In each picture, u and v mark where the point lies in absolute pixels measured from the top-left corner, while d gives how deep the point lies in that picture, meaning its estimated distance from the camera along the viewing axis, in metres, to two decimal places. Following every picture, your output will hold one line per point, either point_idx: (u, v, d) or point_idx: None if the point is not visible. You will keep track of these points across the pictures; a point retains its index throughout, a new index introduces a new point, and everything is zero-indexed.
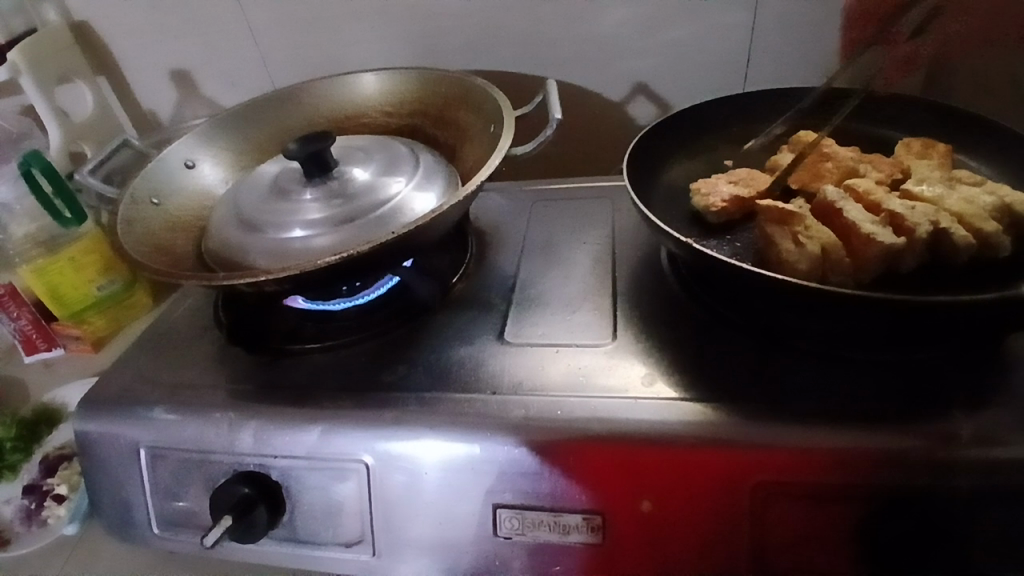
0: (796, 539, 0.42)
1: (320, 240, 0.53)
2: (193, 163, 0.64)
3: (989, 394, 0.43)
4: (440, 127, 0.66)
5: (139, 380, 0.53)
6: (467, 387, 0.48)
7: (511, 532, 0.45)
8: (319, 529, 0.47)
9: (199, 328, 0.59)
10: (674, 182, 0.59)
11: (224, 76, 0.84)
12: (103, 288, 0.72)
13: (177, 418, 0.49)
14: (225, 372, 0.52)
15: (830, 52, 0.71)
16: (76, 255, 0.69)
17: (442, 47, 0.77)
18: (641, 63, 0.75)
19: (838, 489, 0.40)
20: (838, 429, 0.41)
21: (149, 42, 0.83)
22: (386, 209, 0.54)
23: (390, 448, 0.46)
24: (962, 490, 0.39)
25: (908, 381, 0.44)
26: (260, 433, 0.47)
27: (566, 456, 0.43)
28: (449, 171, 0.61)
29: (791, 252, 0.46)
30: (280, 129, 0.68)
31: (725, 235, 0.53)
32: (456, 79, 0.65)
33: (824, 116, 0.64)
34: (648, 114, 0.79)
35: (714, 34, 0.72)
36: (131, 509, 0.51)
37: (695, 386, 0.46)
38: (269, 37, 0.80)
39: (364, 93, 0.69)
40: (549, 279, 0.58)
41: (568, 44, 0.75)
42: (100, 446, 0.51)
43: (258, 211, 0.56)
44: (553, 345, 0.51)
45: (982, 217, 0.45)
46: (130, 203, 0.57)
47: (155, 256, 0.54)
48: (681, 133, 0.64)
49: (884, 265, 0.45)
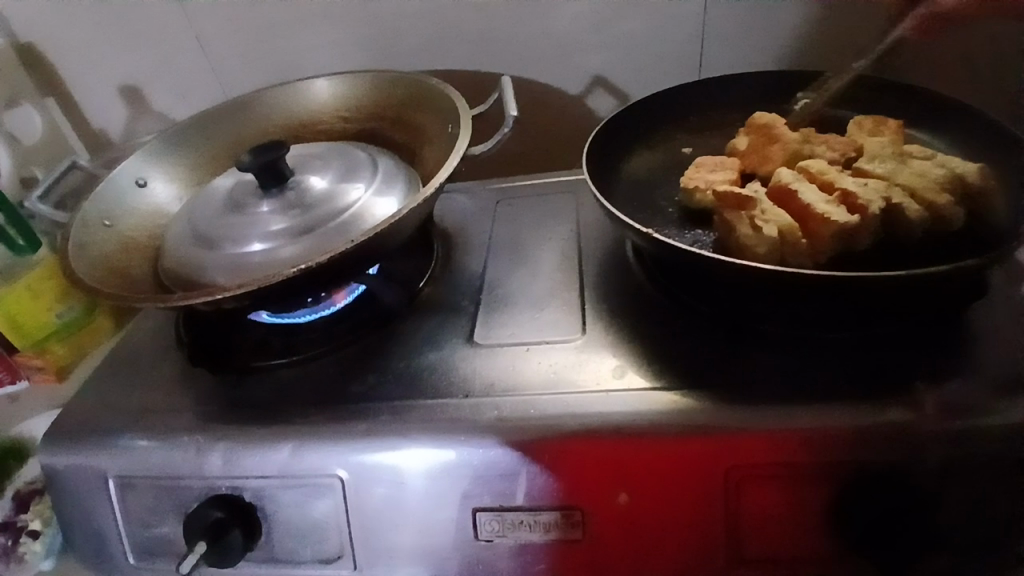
0: (772, 522, 0.42)
1: (280, 253, 0.52)
2: (145, 181, 0.62)
3: (951, 365, 0.43)
4: (398, 130, 0.65)
5: (102, 409, 0.51)
6: (439, 392, 0.47)
7: (492, 535, 0.44)
8: (297, 548, 0.47)
9: (162, 351, 0.57)
10: (635, 172, 0.59)
11: (175, 89, 0.82)
12: (62, 315, 0.70)
13: (143, 445, 0.48)
14: (191, 394, 0.51)
15: (782, 36, 0.72)
16: (32, 283, 0.67)
17: (396, 49, 0.76)
18: (597, 55, 0.75)
19: (811, 469, 0.41)
20: (807, 409, 0.42)
21: (96, 59, 0.81)
22: (346, 217, 0.53)
23: (365, 460, 0.45)
24: (931, 462, 0.40)
25: (873, 357, 0.45)
26: (230, 454, 0.46)
27: (541, 455, 0.43)
28: (409, 174, 0.60)
29: (750, 237, 0.46)
30: (233, 140, 0.67)
31: (686, 223, 0.53)
32: (411, 80, 0.64)
33: (779, 99, 0.64)
34: (608, 107, 0.79)
35: (668, 23, 0.72)
36: (103, 541, 0.50)
37: (667, 376, 0.46)
38: (219, 48, 0.78)
39: (318, 99, 0.68)
40: (517, 277, 0.58)
41: (524, 40, 0.75)
42: (67, 479, 0.49)
43: (214, 227, 0.54)
44: (523, 344, 0.50)
45: (933, 191, 0.46)
46: (81, 227, 0.55)
47: (110, 280, 0.52)
48: (639, 123, 0.64)
49: (841, 244, 0.46)
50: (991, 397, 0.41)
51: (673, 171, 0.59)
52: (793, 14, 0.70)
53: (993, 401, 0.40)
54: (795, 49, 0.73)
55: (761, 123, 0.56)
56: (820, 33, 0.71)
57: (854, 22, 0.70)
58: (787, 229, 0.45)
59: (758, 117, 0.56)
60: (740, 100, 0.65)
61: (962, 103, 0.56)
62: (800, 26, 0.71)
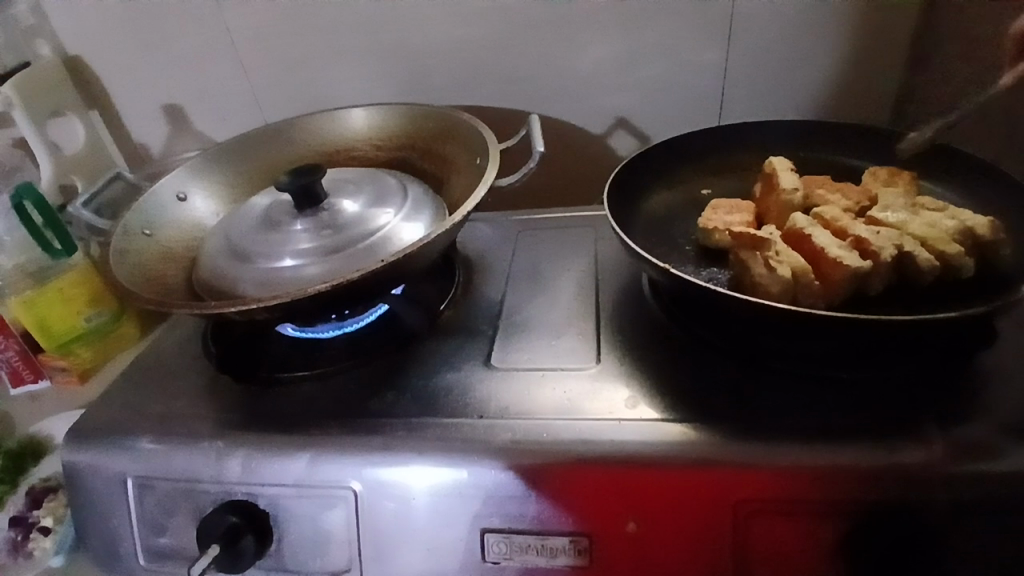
0: (778, 558, 0.42)
1: (310, 270, 0.54)
2: (184, 196, 0.65)
3: (961, 411, 0.44)
4: (428, 160, 0.68)
5: (127, 411, 0.53)
6: (454, 412, 0.49)
7: (499, 557, 0.45)
8: (306, 558, 0.47)
9: (188, 359, 0.59)
10: (653, 211, 0.61)
11: (216, 111, 0.86)
12: (91, 320, 0.72)
13: (165, 447, 0.49)
14: (214, 401, 0.53)
15: (800, 88, 0.75)
16: (65, 287, 0.69)
17: (429, 84, 0.80)
18: (621, 98, 0.78)
19: (818, 507, 0.41)
20: (816, 447, 0.42)
21: (143, 79, 0.85)
22: (375, 239, 0.56)
23: (380, 475, 0.46)
24: (937, 505, 0.41)
25: (883, 399, 0.45)
26: (248, 461, 0.48)
27: (553, 479, 0.44)
28: (437, 202, 0.62)
29: (764, 276, 0.47)
30: (270, 162, 0.70)
31: (702, 261, 0.55)
32: (443, 114, 0.67)
33: (796, 147, 0.66)
34: (629, 147, 0.82)
35: (690, 71, 0.75)
36: (117, 541, 0.51)
37: (678, 408, 0.47)
38: (261, 74, 0.82)
39: (353, 127, 0.71)
40: (534, 305, 0.60)
41: (551, 81, 0.78)
42: (87, 477, 0.51)
43: (249, 242, 0.57)
44: (538, 370, 0.52)
45: (944, 240, 0.48)
46: (123, 235, 0.58)
47: (146, 287, 0.55)
48: (660, 165, 0.66)
49: (852, 287, 0.47)
50: (1000, 444, 0.41)
51: (691, 211, 0.61)
52: (811, 69, 0.73)
53: (1001, 448, 0.41)
54: (812, 101, 0.75)
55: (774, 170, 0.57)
56: (836, 88, 0.74)
57: (869, 78, 0.73)
58: (800, 271, 0.47)
59: (769, 164, 0.58)
60: (758, 147, 0.67)
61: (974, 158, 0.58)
62: (817, 80, 0.74)
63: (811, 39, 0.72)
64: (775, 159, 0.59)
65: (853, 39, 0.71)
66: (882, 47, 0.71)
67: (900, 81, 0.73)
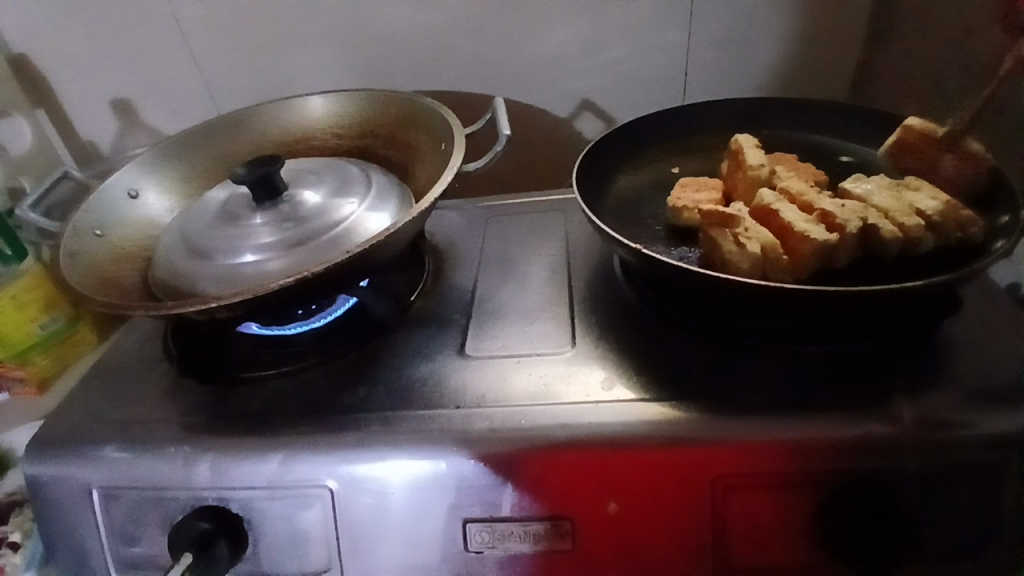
0: (758, 529, 0.43)
1: (271, 265, 0.52)
2: (137, 193, 0.63)
3: (928, 378, 0.45)
4: (391, 147, 0.66)
5: (86, 420, 0.51)
6: (430, 403, 0.48)
7: (482, 546, 0.44)
8: (284, 560, 0.46)
9: (149, 362, 0.57)
10: (622, 192, 0.61)
11: (168, 104, 0.83)
12: (46, 326, 0.69)
13: (129, 455, 0.47)
14: (179, 404, 0.51)
15: (761, 65, 0.75)
16: (18, 294, 0.66)
17: (389, 71, 0.78)
18: (586, 80, 0.77)
19: (793, 478, 0.42)
20: (790, 421, 0.43)
21: (89, 72, 0.81)
22: (338, 230, 0.54)
23: (356, 471, 0.45)
24: (908, 471, 0.41)
25: (852, 370, 0.46)
26: (218, 465, 0.46)
27: (532, 465, 0.43)
28: (402, 190, 0.61)
29: (733, 253, 0.48)
30: (227, 155, 0.68)
31: (673, 241, 0.55)
32: (405, 100, 0.66)
33: (761, 123, 0.67)
34: (595, 130, 0.81)
35: (653, 51, 0.75)
36: (86, 554, 0.49)
37: (653, 388, 0.47)
38: (213, 64, 0.79)
39: (312, 116, 0.69)
40: (506, 291, 0.59)
41: (515, 64, 0.77)
42: (49, 490, 0.49)
43: (207, 238, 0.55)
44: (514, 356, 0.51)
45: (906, 213, 0.48)
46: (72, 236, 0.55)
47: (100, 288, 0.52)
48: (627, 145, 0.65)
49: (820, 261, 0.48)
50: (968, 407, 0.42)
51: (660, 191, 0.61)
52: (771, 45, 0.74)
53: (967, 413, 0.42)
54: (773, 77, 0.76)
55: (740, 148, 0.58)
56: (796, 63, 0.75)
57: (827, 54, 0.74)
58: (768, 246, 0.47)
59: (733, 141, 0.58)
60: (723, 125, 0.67)
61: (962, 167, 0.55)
62: (778, 57, 0.74)
63: (772, 16, 0.72)
64: (739, 136, 0.59)
65: (811, 15, 0.72)
66: (839, 22, 0.72)
67: (859, 56, 0.74)
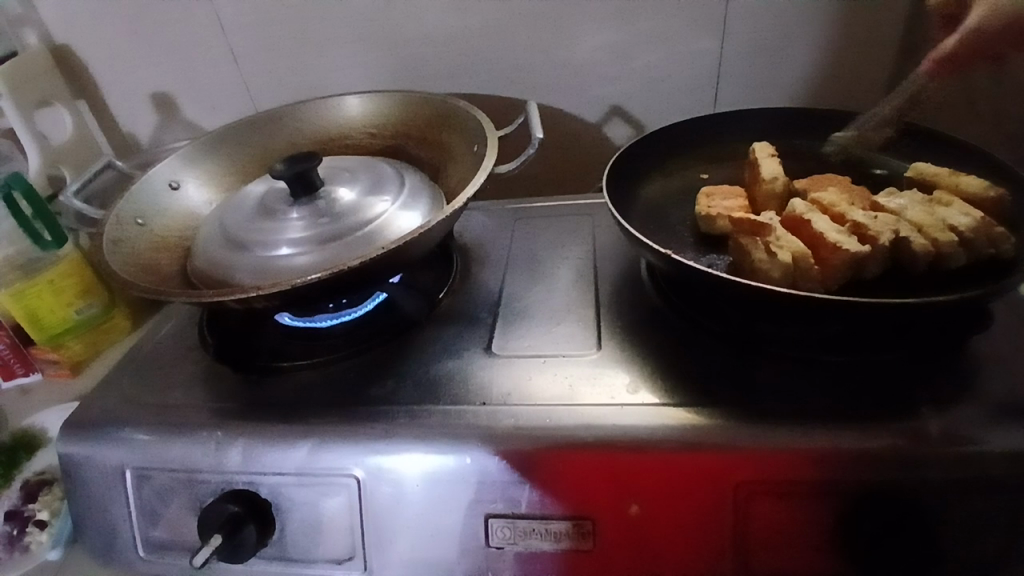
0: (781, 538, 0.43)
1: (306, 258, 0.53)
2: (177, 185, 0.64)
3: (957, 393, 0.45)
4: (424, 148, 0.68)
5: (122, 402, 0.52)
6: (456, 399, 0.49)
7: (502, 542, 0.45)
8: (309, 546, 0.47)
9: (183, 349, 0.58)
10: (650, 198, 0.62)
11: (207, 100, 0.85)
12: (82, 311, 0.71)
13: (162, 438, 0.49)
14: (212, 391, 0.52)
15: (792, 76, 0.75)
16: (55, 278, 0.68)
17: (422, 73, 0.80)
18: (616, 86, 0.78)
19: (817, 487, 0.42)
20: (816, 431, 0.43)
21: (131, 66, 0.84)
22: (371, 228, 0.55)
23: (382, 462, 0.46)
24: (935, 486, 0.41)
25: (880, 381, 0.46)
26: (249, 450, 0.47)
27: (553, 463, 0.44)
28: (434, 190, 0.62)
29: (764, 261, 0.48)
30: (264, 150, 0.69)
31: (702, 248, 0.55)
32: (439, 102, 0.67)
33: (792, 134, 0.67)
34: (624, 135, 0.82)
35: (684, 60, 0.75)
36: (116, 532, 0.50)
37: (679, 392, 0.47)
38: (250, 61, 0.81)
39: (347, 115, 0.70)
40: (533, 293, 0.60)
41: (546, 70, 0.78)
42: (83, 469, 0.50)
43: (244, 231, 0.56)
44: (539, 356, 0.52)
45: (939, 229, 0.48)
46: (115, 224, 0.57)
47: (140, 276, 0.54)
48: (656, 153, 0.66)
49: (850, 273, 0.48)
50: (995, 424, 0.42)
51: (688, 198, 0.62)
52: (803, 57, 0.74)
53: (994, 428, 0.42)
54: (804, 89, 0.76)
55: (757, 158, 0.59)
56: (828, 75, 0.75)
57: (859, 67, 0.74)
58: (800, 255, 0.47)
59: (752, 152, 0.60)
60: (753, 136, 0.67)
61: (981, 180, 0.53)
62: (809, 69, 0.75)
63: (806, 27, 0.72)
64: (757, 146, 0.60)
65: (844, 28, 0.72)
66: (873, 35, 0.72)
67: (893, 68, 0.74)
